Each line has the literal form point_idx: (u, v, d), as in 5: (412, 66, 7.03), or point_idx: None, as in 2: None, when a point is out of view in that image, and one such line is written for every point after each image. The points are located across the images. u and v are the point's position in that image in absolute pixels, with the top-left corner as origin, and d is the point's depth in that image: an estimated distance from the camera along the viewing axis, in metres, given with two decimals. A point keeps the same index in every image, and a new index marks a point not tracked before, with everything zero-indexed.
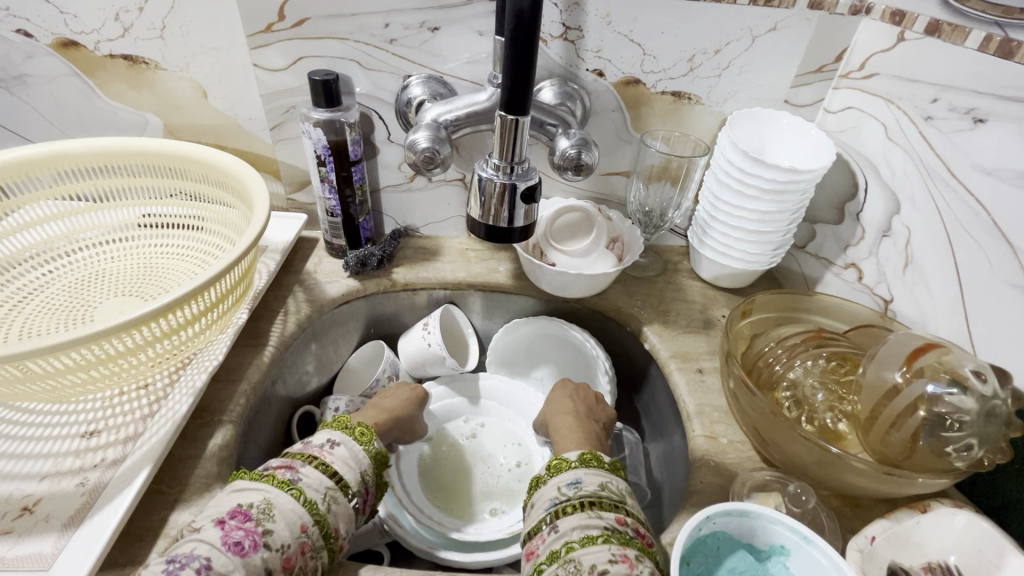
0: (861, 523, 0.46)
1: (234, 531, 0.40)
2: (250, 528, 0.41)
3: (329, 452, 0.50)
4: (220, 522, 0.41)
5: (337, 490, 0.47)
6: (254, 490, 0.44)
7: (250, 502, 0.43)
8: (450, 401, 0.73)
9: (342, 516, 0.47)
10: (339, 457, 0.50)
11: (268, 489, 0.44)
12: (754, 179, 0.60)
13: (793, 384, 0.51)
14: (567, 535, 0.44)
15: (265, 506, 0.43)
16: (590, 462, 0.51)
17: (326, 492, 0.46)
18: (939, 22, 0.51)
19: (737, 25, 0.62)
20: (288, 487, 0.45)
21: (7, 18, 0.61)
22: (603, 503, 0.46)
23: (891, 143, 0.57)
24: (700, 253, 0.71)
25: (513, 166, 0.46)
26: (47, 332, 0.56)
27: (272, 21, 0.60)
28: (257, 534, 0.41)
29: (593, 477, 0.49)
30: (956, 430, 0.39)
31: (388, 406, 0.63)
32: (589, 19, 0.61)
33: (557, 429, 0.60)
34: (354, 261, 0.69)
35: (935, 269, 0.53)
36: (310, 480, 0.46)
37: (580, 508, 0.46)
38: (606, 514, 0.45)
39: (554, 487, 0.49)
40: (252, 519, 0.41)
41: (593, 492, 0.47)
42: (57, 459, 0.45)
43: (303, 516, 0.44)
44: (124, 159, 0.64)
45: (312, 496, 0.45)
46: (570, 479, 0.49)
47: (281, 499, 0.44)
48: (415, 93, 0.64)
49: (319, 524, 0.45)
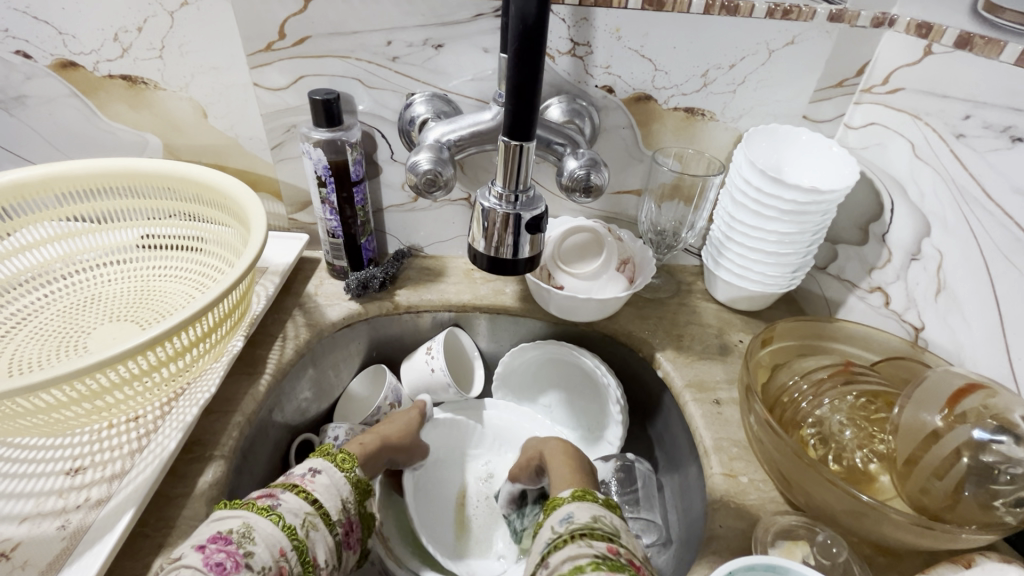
0: (897, 574, 0.43)
1: (215, 553, 0.38)
2: (232, 550, 0.39)
3: (309, 479, 0.48)
4: (200, 546, 0.38)
5: (316, 516, 0.45)
6: (233, 516, 0.41)
7: (230, 526, 0.40)
8: (460, 425, 0.70)
9: (321, 544, 0.44)
10: (320, 484, 0.48)
11: (247, 514, 0.42)
12: (773, 199, 0.57)
13: (819, 421, 0.47)
14: (557, 568, 0.41)
15: (246, 528, 0.40)
16: (585, 498, 0.48)
17: (305, 517, 0.44)
18: (970, 35, 0.48)
19: (753, 40, 0.59)
20: (269, 512, 0.43)
21: (7, 39, 0.60)
22: (596, 534, 0.43)
23: (920, 162, 0.54)
24: (715, 275, 0.68)
25: (517, 195, 0.44)
26: (40, 359, 0.54)
27: (272, 40, 0.59)
28: (239, 556, 0.39)
29: (584, 510, 0.46)
30: (1006, 483, 0.36)
31: (389, 431, 0.60)
32: (597, 34, 0.59)
33: (551, 460, 0.58)
34: (356, 284, 0.67)
35: (970, 297, 0.50)
36: (289, 505, 0.44)
37: (571, 540, 0.43)
38: (598, 544, 0.42)
39: (548, 527, 0.46)
40: (233, 542, 0.39)
41: (586, 524, 0.44)
42: (39, 499, 0.43)
43: (282, 540, 0.42)
44: (123, 181, 0.63)
45: (292, 521, 0.43)
46: (562, 514, 0.47)
47: (261, 523, 0.41)
48: (419, 111, 0.62)
49: (297, 550, 0.42)
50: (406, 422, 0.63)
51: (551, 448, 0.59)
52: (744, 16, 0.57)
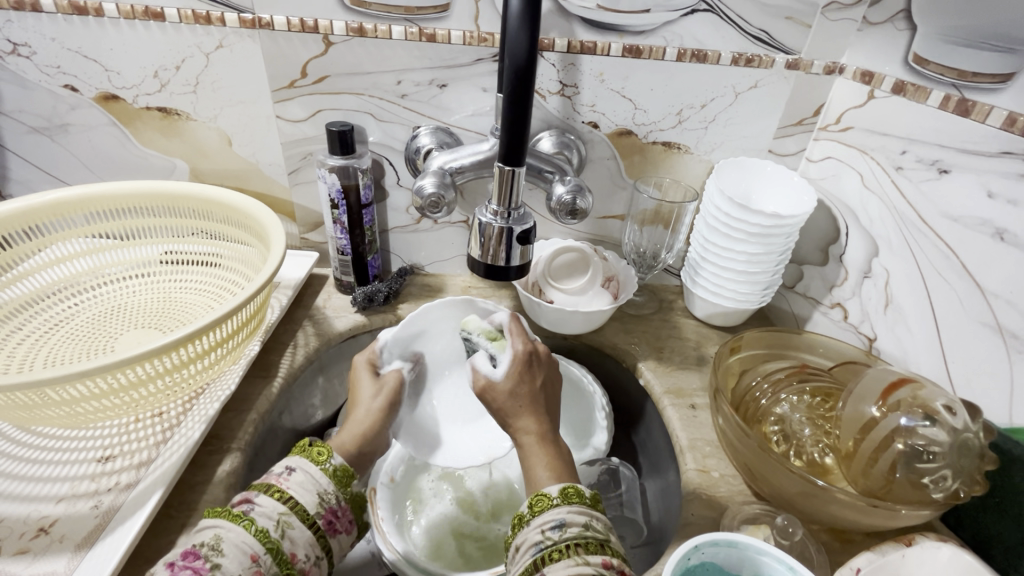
0: (850, 557, 0.47)
1: (181, 571, 0.38)
2: (199, 566, 0.38)
3: (285, 478, 0.46)
4: (169, 564, 0.38)
5: (291, 515, 0.43)
6: (207, 528, 0.41)
7: (201, 540, 0.40)
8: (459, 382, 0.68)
9: (300, 541, 0.43)
10: (295, 482, 0.46)
11: (219, 524, 0.41)
12: (741, 223, 0.64)
13: (781, 419, 0.53)
14: None
15: (215, 541, 0.40)
16: (572, 498, 0.44)
17: (278, 519, 0.43)
18: (903, 82, 0.56)
19: (720, 83, 0.67)
20: (241, 519, 0.42)
21: (57, 74, 0.67)
22: (589, 545, 0.41)
23: (867, 191, 0.61)
24: (692, 292, 0.74)
25: (510, 212, 0.50)
26: (70, 360, 0.59)
27: (295, 79, 0.66)
28: (204, 570, 0.38)
29: (577, 514, 0.43)
30: (931, 461, 0.41)
31: (366, 418, 0.56)
32: (583, 78, 0.66)
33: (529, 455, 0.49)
34: (362, 297, 0.73)
35: (913, 309, 0.56)
36: (263, 507, 0.43)
37: (565, 554, 0.40)
38: (592, 557, 0.40)
39: (536, 529, 0.43)
40: (200, 556, 0.39)
41: (578, 534, 0.41)
42: (74, 483, 0.48)
43: (253, 545, 0.41)
44: (152, 201, 0.69)
45: (264, 524, 0.42)
46: (553, 519, 0.43)
47: (231, 531, 0.41)
48: (424, 142, 0.69)
49: (272, 552, 0.41)
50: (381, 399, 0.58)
51: (529, 426, 0.51)
52: (712, 63, 0.65)
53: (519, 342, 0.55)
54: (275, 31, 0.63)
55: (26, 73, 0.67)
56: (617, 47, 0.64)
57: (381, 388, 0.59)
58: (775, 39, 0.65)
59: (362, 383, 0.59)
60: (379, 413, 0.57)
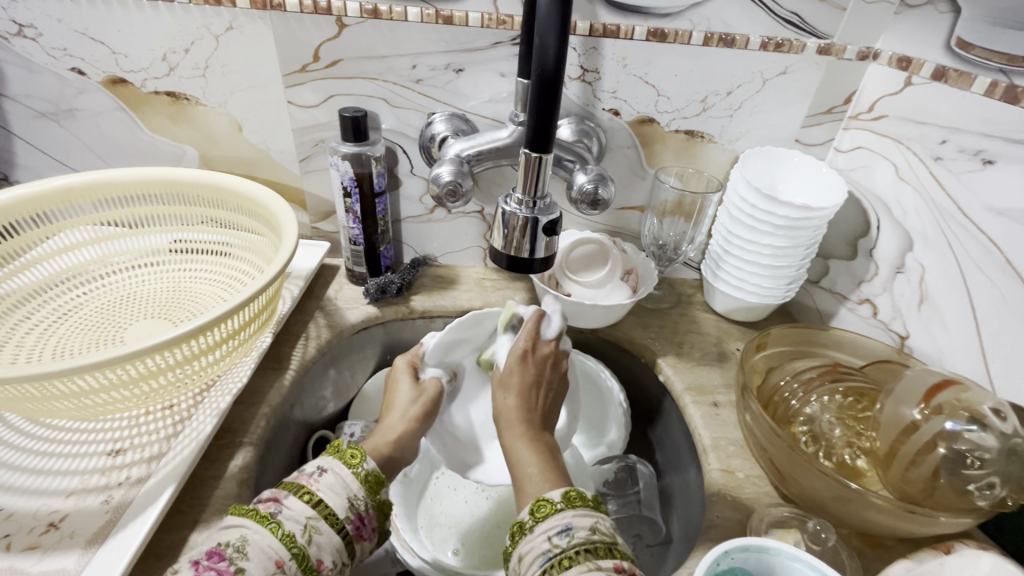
0: (882, 563, 0.46)
1: (205, 572, 0.37)
2: (223, 569, 0.37)
3: (316, 479, 0.44)
4: (194, 562, 0.37)
5: (320, 519, 0.42)
6: (235, 528, 0.40)
7: (227, 541, 0.39)
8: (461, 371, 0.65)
9: (327, 547, 0.42)
10: (326, 484, 0.44)
11: (246, 525, 0.40)
12: (767, 215, 0.62)
13: (810, 419, 0.51)
14: None
15: (241, 543, 0.39)
16: (575, 501, 0.43)
17: (306, 523, 0.41)
18: (945, 68, 0.53)
19: (748, 69, 0.64)
20: (268, 521, 0.40)
21: (64, 57, 0.65)
22: (599, 549, 0.39)
23: (902, 182, 0.59)
24: (713, 286, 0.72)
25: (535, 201, 0.48)
26: (79, 351, 0.57)
27: (307, 62, 0.64)
28: (228, 575, 0.37)
29: (582, 517, 0.41)
30: (978, 468, 0.40)
31: (399, 424, 0.55)
32: (605, 62, 0.64)
33: (512, 443, 0.51)
34: (374, 288, 0.71)
35: (950, 306, 0.54)
36: (291, 511, 0.42)
37: (576, 560, 0.38)
38: (604, 562, 0.38)
39: (542, 537, 0.41)
40: (225, 558, 0.38)
41: (586, 538, 0.39)
42: (83, 477, 0.47)
43: (279, 550, 0.39)
44: (162, 189, 0.67)
45: (291, 529, 0.41)
46: (559, 524, 0.41)
47: (258, 534, 0.39)
48: (438, 129, 0.67)
49: (297, 558, 0.40)
50: (418, 412, 0.57)
51: (511, 422, 0.53)
52: (740, 48, 0.63)
53: (524, 339, 0.59)
54: (287, 12, 0.61)
55: (32, 55, 0.65)
56: (642, 31, 0.61)
57: (419, 393, 0.59)
58: (807, 22, 0.62)
59: (401, 389, 0.59)
60: (413, 421, 0.56)
